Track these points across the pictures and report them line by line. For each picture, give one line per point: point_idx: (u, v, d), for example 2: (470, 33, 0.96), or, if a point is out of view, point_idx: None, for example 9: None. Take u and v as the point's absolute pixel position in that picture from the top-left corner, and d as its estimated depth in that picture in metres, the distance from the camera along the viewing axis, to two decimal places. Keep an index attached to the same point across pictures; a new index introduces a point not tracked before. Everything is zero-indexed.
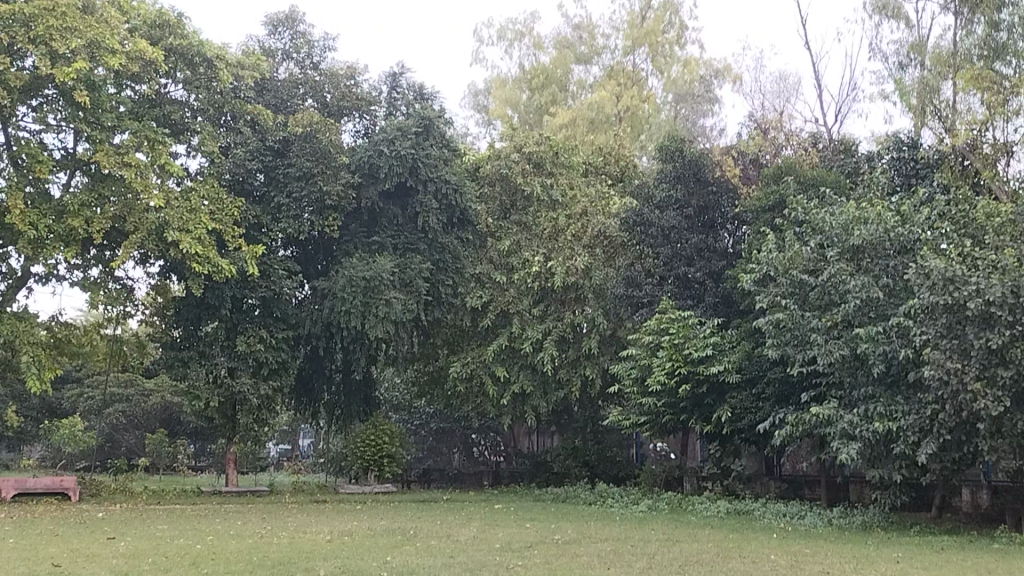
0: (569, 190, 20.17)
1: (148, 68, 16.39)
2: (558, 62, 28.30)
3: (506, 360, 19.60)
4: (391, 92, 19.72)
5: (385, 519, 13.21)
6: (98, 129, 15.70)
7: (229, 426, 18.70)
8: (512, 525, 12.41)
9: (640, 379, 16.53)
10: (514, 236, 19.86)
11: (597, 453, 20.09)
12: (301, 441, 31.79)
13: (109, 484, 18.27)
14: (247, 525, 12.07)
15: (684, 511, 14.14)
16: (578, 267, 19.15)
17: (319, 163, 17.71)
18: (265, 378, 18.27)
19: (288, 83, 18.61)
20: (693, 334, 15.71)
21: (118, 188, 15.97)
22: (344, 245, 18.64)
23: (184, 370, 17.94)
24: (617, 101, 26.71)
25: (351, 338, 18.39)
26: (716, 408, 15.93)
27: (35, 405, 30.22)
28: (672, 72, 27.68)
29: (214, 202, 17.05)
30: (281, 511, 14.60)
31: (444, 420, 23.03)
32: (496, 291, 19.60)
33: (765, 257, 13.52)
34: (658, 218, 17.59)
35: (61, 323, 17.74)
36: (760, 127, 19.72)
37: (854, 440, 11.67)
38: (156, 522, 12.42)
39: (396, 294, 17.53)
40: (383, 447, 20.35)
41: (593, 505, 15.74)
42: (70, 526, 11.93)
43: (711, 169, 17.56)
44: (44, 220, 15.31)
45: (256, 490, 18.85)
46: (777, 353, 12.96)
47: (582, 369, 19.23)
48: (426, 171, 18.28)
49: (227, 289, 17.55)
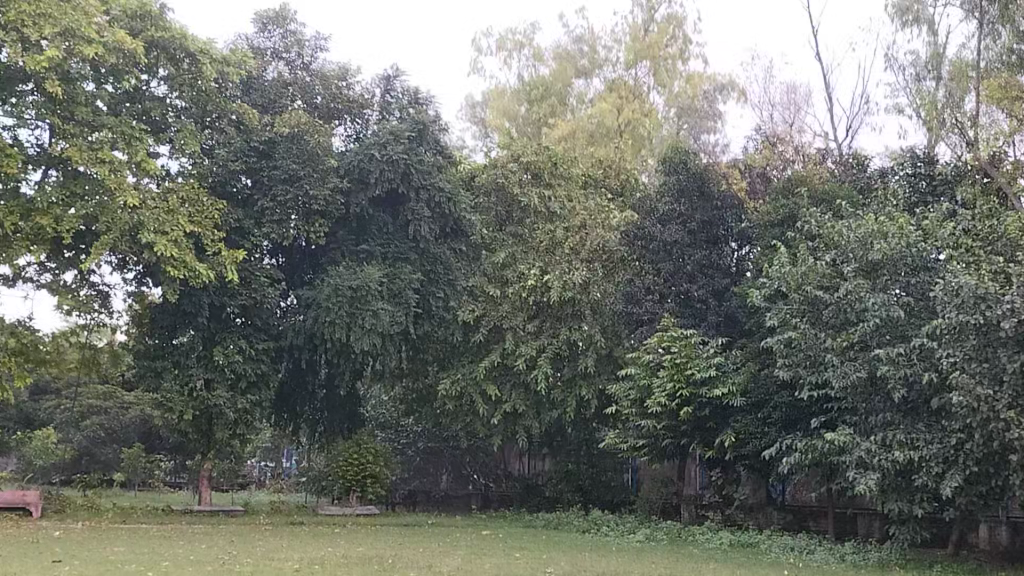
0: (569, 202, 19.34)
1: (129, 62, 15.62)
2: (558, 75, 27.57)
3: (497, 378, 18.66)
4: (384, 95, 18.94)
5: (360, 545, 12.29)
6: (72, 124, 14.91)
7: (204, 440, 17.78)
8: (498, 554, 11.56)
9: (638, 401, 15.64)
10: (508, 248, 18.97)
11: (591, 478, 19.60)
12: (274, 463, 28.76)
13: (75, 500, 17.33)
14: (211, 549, 11.16)
15: (684, 542, 13.28)
16: (576, 282, 18.11)
17: (306, 165, 16.92)
18: (243, 391, 17.38)
19: (277, 83, 17.81)
20: (696, 354, 14.85)
21: (92, 187, 15.15)
22: (331, 253, 17.83)
23: (158, 381, 17.18)
24: (618, 114, 25.99)
25: (336, 351, 17.52)
26: (718, 432, 15.08)
27: (12, 415, 29.36)
28: (674, 86, 27.00)
29: (194, 204, 16.21)
30: (253, 533, 13.72)
31: (431, 439, 22.05)
32: (488, 305, 18.65)
33: (776, 272, 12.72)
34: (659, 232, 16.78)
35: (29, 329, 16.85)
36: (769, 140, 18.90)
37: (871, 470, 10.84)
38: (115, 544, 11.52)
39: (383, 305, 16.70)
40: (366, 467, 19.32)
41: (585, 533, 14.87)
42: (22, 545, 11.07)
43: (717, 182, 16.77)
44: (11, 218, 14.49)
45: (230, 509, 17.92)
46: (788, 374, 12.18)
47: (577, 389, 18.31)
48: (418, 179, 17.50)
49: (205, 296, 16.67)
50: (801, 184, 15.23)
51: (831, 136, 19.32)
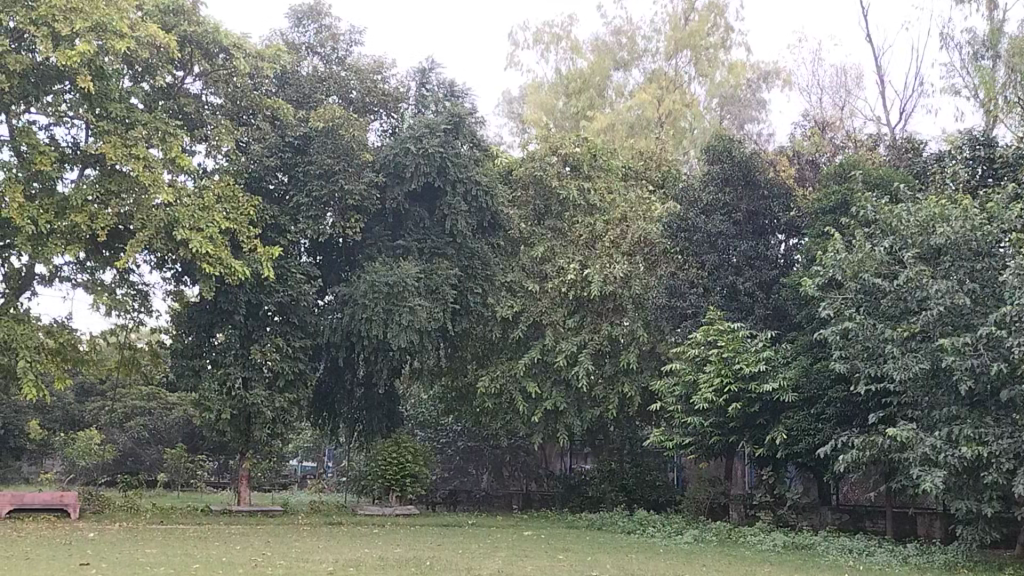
0: (609, 195, 18.77)
1: (162, 58, 15.42)
2: (597, 66, 27.11)
3: (538, 375, 18.21)
4: (419, 89, 18.65)
5: (400, 546, 11.91)
6: (106, 121, 14.72)
7: (241, 441, 17.50)
8: (542, 556, 11.12)
9: (683, 397, 15.14)
10: (547, 242, 18.48)
11: (636, 477, 18.77)
12: (296, 465, 28.60)
13: (114, 501, 17.15)
14: (246, 551, 10.84)
15: (734, 544, 12.76)
16: (617, 276, 17.50)
17: (341, 160, 16.61)
18: (281, 390, 17.12)
19: (311, 78, 17.53)
20: (744, 348, 14.30)
21: (128, 183, 14.97)
22: (366, 249, 17.54)
23: (195, 380, 16.96)
24: (659, 105, 25.59)
25: (374, 348, 17.22)
26: (769, 429, 14.54)
27: (57, 417, 29.43)
28: (715, 76, 26.34)
29: (230, 201, 15.97)
30: (291, 535, 13.40)
31: (472, 438, 21.69)
32: (528, 301, 18.18)
33: (830, 260, 12.17)
34: (703, 223, 16.26)
35: (67, 329, 16.71)
36: (818, 125, 18.27)
37: (937, 467, 10.32)
38: (146, 546, 11.23)
39: (421, 301, 16.36)
40: (406, 466, 19.02)
41: (631, 534, 14.38)
42: (53, 547, 10.82)
43: (763, 170, 16.30)
44: (45, 216, 14.28)
45: (269, 510, 17.66)
46: (845, 366, 11.67)
47: (620, 386, 17.81)
48: (455, 172, 17.17)
49: (241, 294, 16.45)
50: (852, 170, 14.66)
51: (882, 120, 18.67)
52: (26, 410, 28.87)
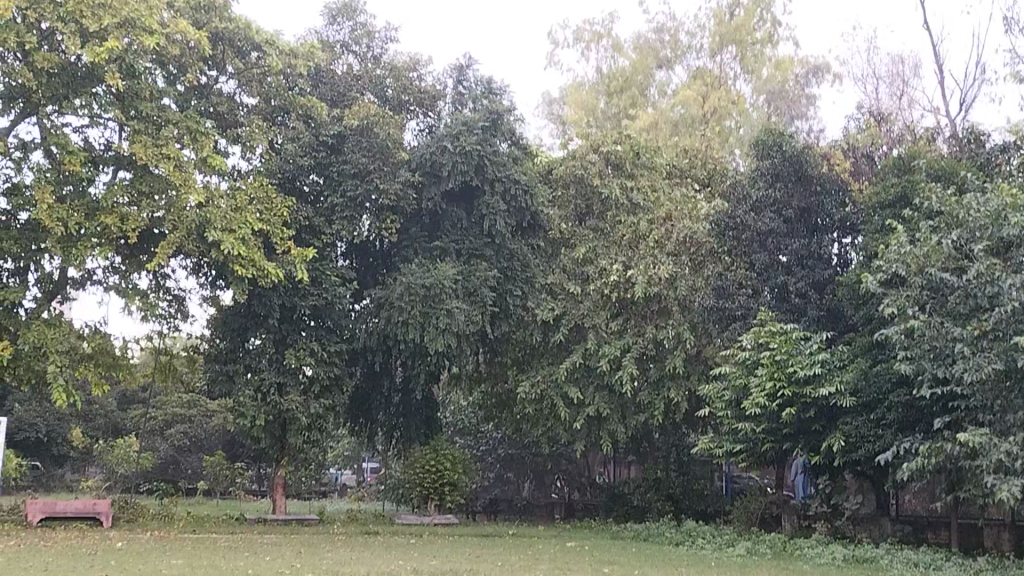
0: (653, 193, 18.11)
1: (193, 56, 15.09)
2: (639, 65, 26.55)
3: (580, 380, 17.60)
4: (457, 86, 18.18)
5: (437, 558, 11.38)
6: (137, 121, 14.43)
7: (276, 449, 16.96)
8: (586, 569, 10.52)
9: (734, 402, 14.45)
10: (589, 242, 17.81)
11: (683, 486, 18.10)
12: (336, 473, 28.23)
13: (148, 510, 16.84)
14: (275, 562, 10.37)
15: (790, 557, 12.05)
16: (662, 276, 16.75)
17: (376, 159, 16.20)
18: (316, 396, 16.67)
19: (346, 75, 17.12)
20: (798, 350, 13.61)
21: (160, 185, 14.66)
22: (403, 251, 17.09)
23: (229, 386, 16.59)
24: (703, 102, 24.98)
25: (411, 353, 16.74)
26: (825, 436, 13.84)
27: (98, 425, 29.38)
28: (762, 71, 25.65)
29: (263, 201, 15.59)
30: (325, 546, 12.95)
31: (512, 446, 21.14)
32: (568, 303, 17.57)
33: (892, 255, 11.51)
34: (753, 220, 15.67)
35: (100, 334, 16.44)
36: (874, 118, 17.29)
37: (1014, 475, 9.68)
38: (173, 556, 10.76)
39: (459, 304, 15.88)
40: (444, 474, 18.52)
41: (680, 545, 13.72)
42: (78, 557, 10.43)
43: (816, 165, 15.61)
44: (75, 217, 13.98)
45: (304, 518, 17.23)
46: (909, 368, 11.00)
47: (665, 390, 17.08)
48: (494, 171, 16.68)
49: (276, 297, 16.07)
50: (912, 161, 14.04)
51: (942, 111, 17.90)
52: (68, 418, 28.86)
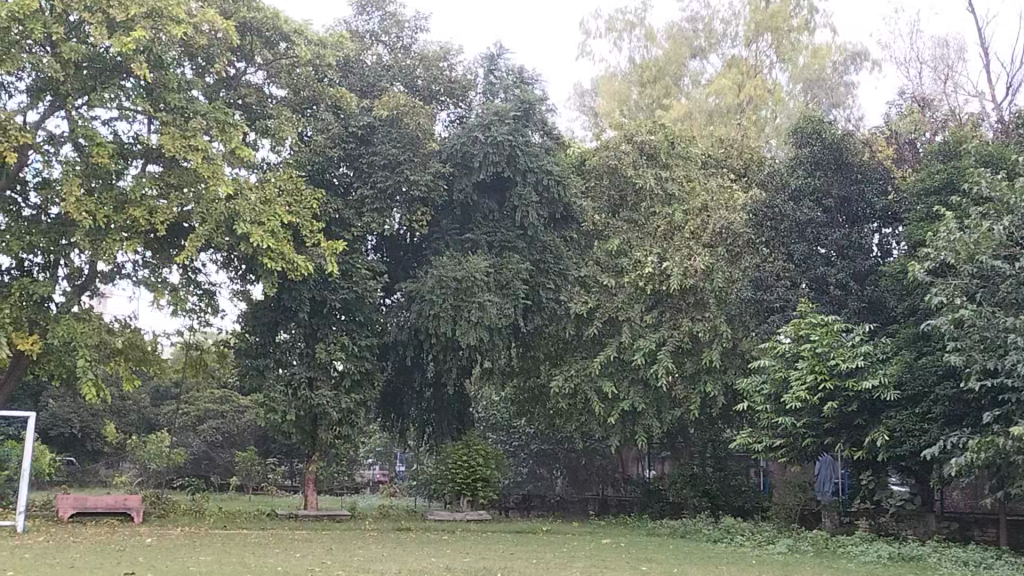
0: (688, 183, 17.75)
1: (221, 46, 14.95)
2: (672, 55, 26.19)
3: (614, 373, 17.27)
4: (487, 76, 17.93)
5: (468, 555, 11.12)
6: (165, 113, 14.31)
7: (307, 444, 16.81)
8: (622, 566, 10.22)
9: (772, 396, 14.08)
10: (623, 234, 17.44)
11: (719, 482, 17.69)
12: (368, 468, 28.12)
13: (180, 505, 16.75)
14: (306, 558, 10.18)
15: (834, 555, 11.68)
16: (698, 268, 16.41)
17: (407, 149, 16.01)
18: (347, 390, 16.48)
19: (376, 66, 16.91)
20: (840, 342, 13.24)
21: (189, 177, 14.54)
22: (434, 243, 16.88)
23: (259, 380, 16.49)
24: (739, 91, 24.56)
25: (443, 346, 16.53)
26: (868, 431, 13.47)
27: (133, 420, 29.48)
28: (799, 60, 25.21)
29: (290, 193, 15.31)
30: (357, 541, 12.76)
31: (545, 441, 20.86)
32: (602, 296, 17.24)
33: (941, 242, 11.16)
34: (792, 210, 15.30)
35: (130, 327, 16.36)
36: (917, 104, 16.82)
37: None
38: (202, 553, 10.59)
39: (491, 297, 15.65)
40: (477, 470, 17.96)
41: (718, 543, 13.39)
42: (106, 553, 10.29)
43: (857, 152, 15.23)
44: (103, 209, 13.86)
45: (336, 514, 17.06)
46: (959, 359, 10.65)
47: (702, 384, 16.67)
48: (526, 161, 16.42)
49: (306, 290, 15.91)
50: (959, 147, 13.80)
51: (988, 96, 17.42)
52: (103, 413, 28.97)
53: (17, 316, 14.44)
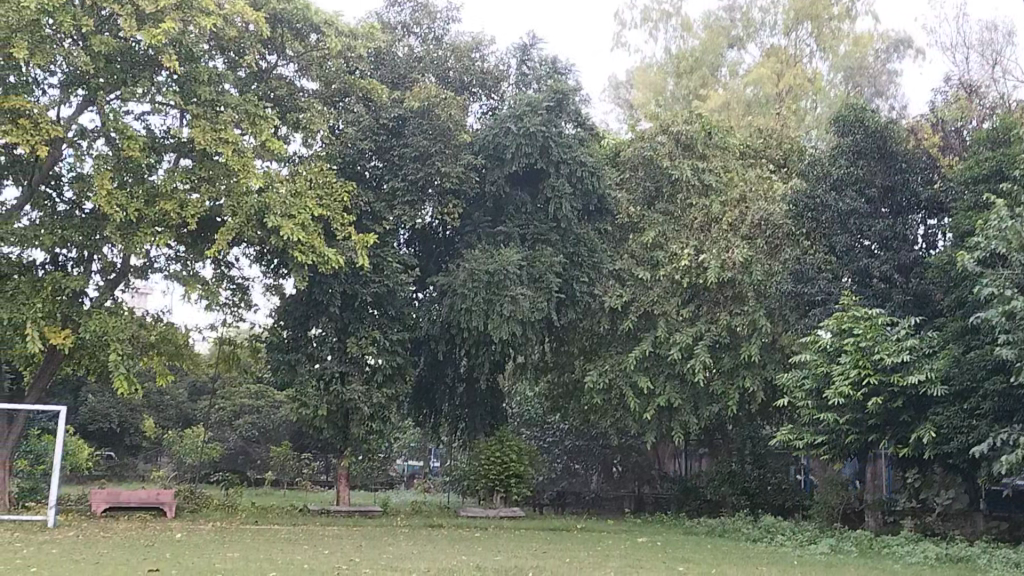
0: (726, 173, 17.35)
1: (251, 38, 14.80)
2: (710, 45, 25.81)
3: (650, 368, 16.93)
4: (520, 66, 17.68)
5: (501, 553, 10.86)
6: (196, 106, 14.21)
7: (339, 439, 16.64)
8: (659, 566, 9.89)
9: (814, 391, 13.70)
10: (658, 227, 17.09)
11: (758, 479, 17.28)
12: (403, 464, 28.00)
13: (213, 500, 16.67)
14: (332, 555, 9.95)
15: (878, 556, 11.30)
16: (736, 261, 16.02)
17: (438, 141, 15.72)
18: (379, 385, 16.27)
19: (407, 57, 16.69)
20: (884, 336, 12.84)
21: (220, 170, 14.43)
22: (467, 236, 16.65)
23: (291, 374, 16.37)
24: (778, 80, 24.09)
25: (475, 341, 16.29)
26: (914, 427, 13.04)
27: (171, 415, 29.60)
28: (840, 48, 24.71)
29: (322, 186, 15.19)
30: (387, 538, 12.55)
31: (580, 437, 20.55)
32: (637, 289, 16.90)
33: (991, 231, 10.76)
34: (833, 200, 14.89)
35: (163, 322, 16.28)
36: (963, 91, 16.31)
37: None
38: (229, 548, 10.44)
39: (523, 290, 15.37)
40: (510, 466, 17.68)
41: (758, 542, 13.02)
42: (133, 548, 10.17)
43: (901, 140, 14.76)
44: (134, 203, 13.78)
45: (368, 510, 16.90)
46: (1009, 353, 10.26)
47: (740, 379, 16.30)
48: (559, 152, 16.13)
49: (337, 284, 15.75)
50: (1008, 134, 13.30)
51: None
52: (141, 408, 29.11)
53: (50, 310, 14.38)
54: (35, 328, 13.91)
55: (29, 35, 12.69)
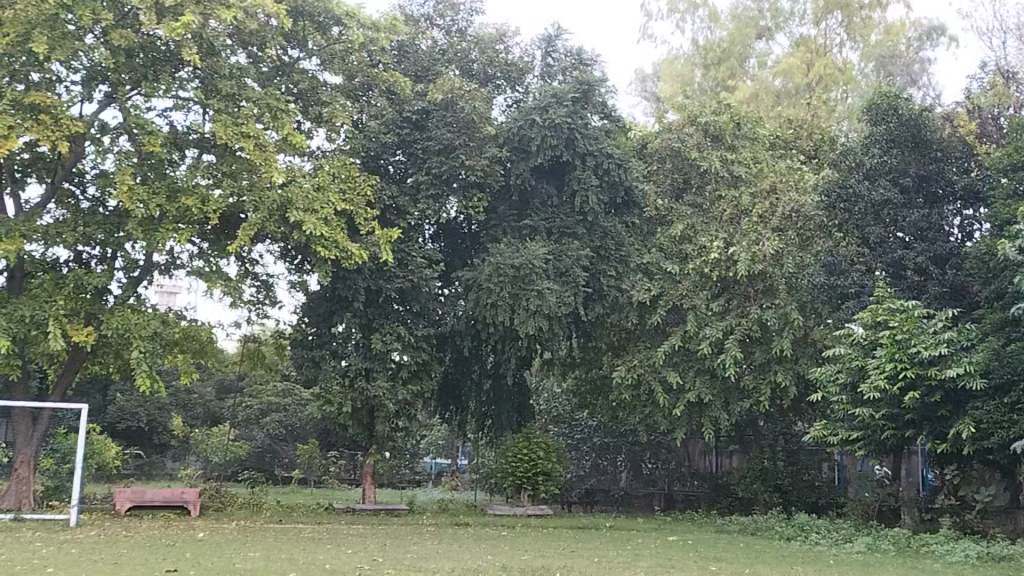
0: (756, 164, 17.00)
1: (271, 32, 14.66)
2: (737, 35, 25.46)
3: (679, 364, 16.61)
4: (545, 58, 17.45)
5: (528, 552, 10.59)
6: (218, 100, 14.07)
7: (364, 437, 16.46)
8: (690, 565, 9.57)
9: (849, 386, 13.36)
10: (687, 219, 16.77)
11: (791, 477, 16.91)
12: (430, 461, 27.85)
13: (238, 498, 16.55)
14: (354, 555, 9.73)
15: (917, 555, 10.95)
16: (767, 253, 15.68)
17: (462, 134, 15.49)
18: (404, 382, 16.06)
19: (430, 50, 16.49)
20: (921, 329, 12.48)
21: (242, 165, 14.28)
22: (492, 231, 16.44)
23: (316, 371, 16.21)
24: (807, 70, 23.68)
25: (501, 336, 16.05)
26: (953, 422, 12.65)
27: (198, 413, 29.61)
28: (871, 37, 24.28)
29: (346, 180, 15.01)
30: (412, 537, 12.34)
31: (608, 434, 20.28)
32: (666, 283, 16.59)
33: None
34: (867, 190, 14.53)
35: (186, 319, 16.16)
36: (1000, 77, 15.87)
37: None
38: (252, 548, 10.26)
39: (549, 285, 15.11)
40: (538, 463, 17.41)
41: (791, 541, 12.69)
42: (154, 547, 10.01)
43: (936, 127, 14.37)
44: (155, 199, 13.65)
45: (394, 508, 16.70)
46: None
47: (772, 374, 15.96)
48: (584, 144, 15.86)
49: (361, 280, 15.58)
50: None
51: None
52: (168, 407, 29.14)
53: (73, 307, 14.25)
54: (57, 325, 13.81)
55: (48, 30, 12.68)
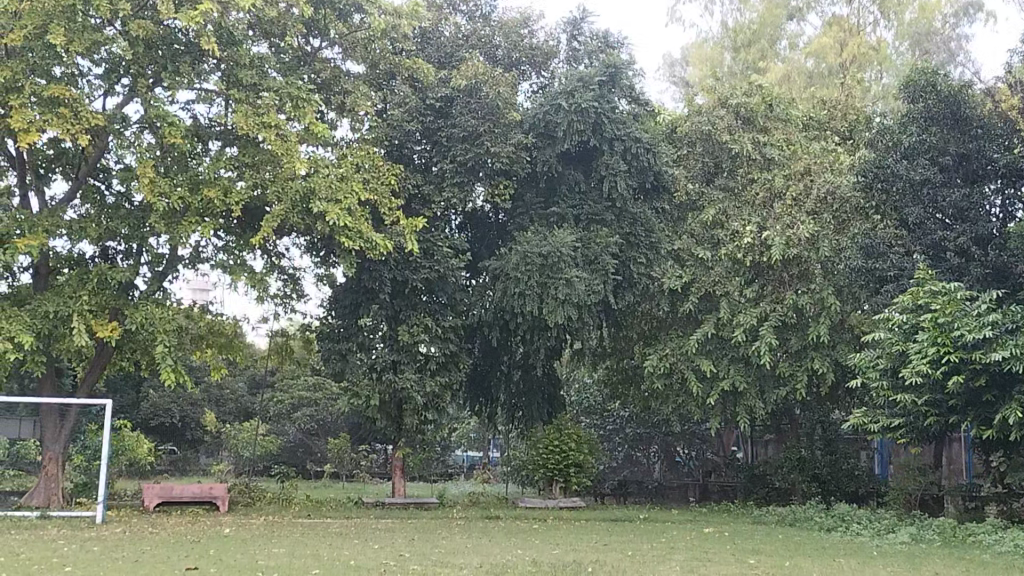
0: (789, 146, 16.55)
1: (292, 20, 14.44)
2: (767, 16, 24.95)
3: (713, 351, 16.23)
4: (570, 42, 17.15)
5: (559, 547, 10.26)
6: (239, 90, 13.87)
7: (394, 430, 16.25)
8: (728, 559, 9.20)
9: (889, 371, 12.94)
10: (719, 204, 16.36)
11: (829, 467, 16.64)
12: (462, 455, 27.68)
13: (267, 493, 16.40)
14: (382, 550, 9.47)
15: (964, 545, 10.55)
16: (802, 237, 15.25)
17: (486, 121, 15.20)
18: (433, 373, 15.80)
19: (454, 36, 16.20)
20: (964, 312, 12.03)
21: (264, 155, 14.07)
22: (519, 219, 16.17)
23: (343, 364, 16.00)
24: (840, 50, 23.15)
25: (530, 326, 15.74)
26: (999, 408, 12.17)
27: (230, 409, 29.60)
28: (905, 15, 23.71)
29: (369, 169, 14.76)
30: (441, 531, 12.10)
31: (641, 425, 19.95)
32: (698, 270, 16.21)
33: None
34: (905, 170, 14.09)
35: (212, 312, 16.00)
36: None
37: None
38: (277, 544, 10.03)
39: (578, 273, 14.78)
40: (570, 455, 17.24)
41: (833, 532, 12.28)
42: (178, 545, 9.82)
43: (977, 103, 13.86)
44: (177, 191, 13.46)
45: (425, 501, 16.49)
46: None
47: (808, 361, 15.56)
48: (612, 129, 15.50)
49: (387, 271, 15.35)
50: None
51: None
52: (200, 402, 29.12)
53: (97, 302, 14.11)
54: (81, 320, 13.65)
55: (66, 21, 12.53)
